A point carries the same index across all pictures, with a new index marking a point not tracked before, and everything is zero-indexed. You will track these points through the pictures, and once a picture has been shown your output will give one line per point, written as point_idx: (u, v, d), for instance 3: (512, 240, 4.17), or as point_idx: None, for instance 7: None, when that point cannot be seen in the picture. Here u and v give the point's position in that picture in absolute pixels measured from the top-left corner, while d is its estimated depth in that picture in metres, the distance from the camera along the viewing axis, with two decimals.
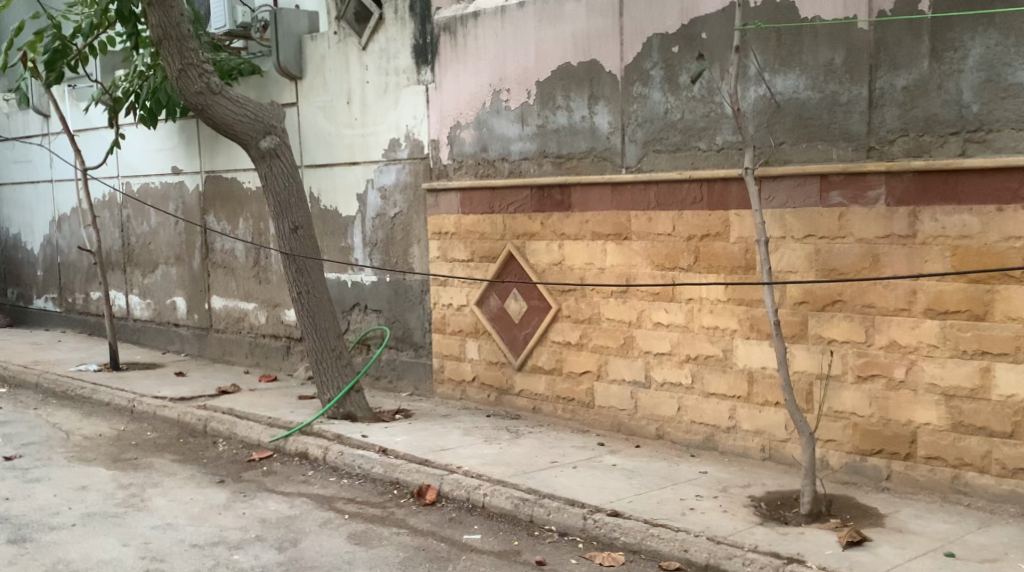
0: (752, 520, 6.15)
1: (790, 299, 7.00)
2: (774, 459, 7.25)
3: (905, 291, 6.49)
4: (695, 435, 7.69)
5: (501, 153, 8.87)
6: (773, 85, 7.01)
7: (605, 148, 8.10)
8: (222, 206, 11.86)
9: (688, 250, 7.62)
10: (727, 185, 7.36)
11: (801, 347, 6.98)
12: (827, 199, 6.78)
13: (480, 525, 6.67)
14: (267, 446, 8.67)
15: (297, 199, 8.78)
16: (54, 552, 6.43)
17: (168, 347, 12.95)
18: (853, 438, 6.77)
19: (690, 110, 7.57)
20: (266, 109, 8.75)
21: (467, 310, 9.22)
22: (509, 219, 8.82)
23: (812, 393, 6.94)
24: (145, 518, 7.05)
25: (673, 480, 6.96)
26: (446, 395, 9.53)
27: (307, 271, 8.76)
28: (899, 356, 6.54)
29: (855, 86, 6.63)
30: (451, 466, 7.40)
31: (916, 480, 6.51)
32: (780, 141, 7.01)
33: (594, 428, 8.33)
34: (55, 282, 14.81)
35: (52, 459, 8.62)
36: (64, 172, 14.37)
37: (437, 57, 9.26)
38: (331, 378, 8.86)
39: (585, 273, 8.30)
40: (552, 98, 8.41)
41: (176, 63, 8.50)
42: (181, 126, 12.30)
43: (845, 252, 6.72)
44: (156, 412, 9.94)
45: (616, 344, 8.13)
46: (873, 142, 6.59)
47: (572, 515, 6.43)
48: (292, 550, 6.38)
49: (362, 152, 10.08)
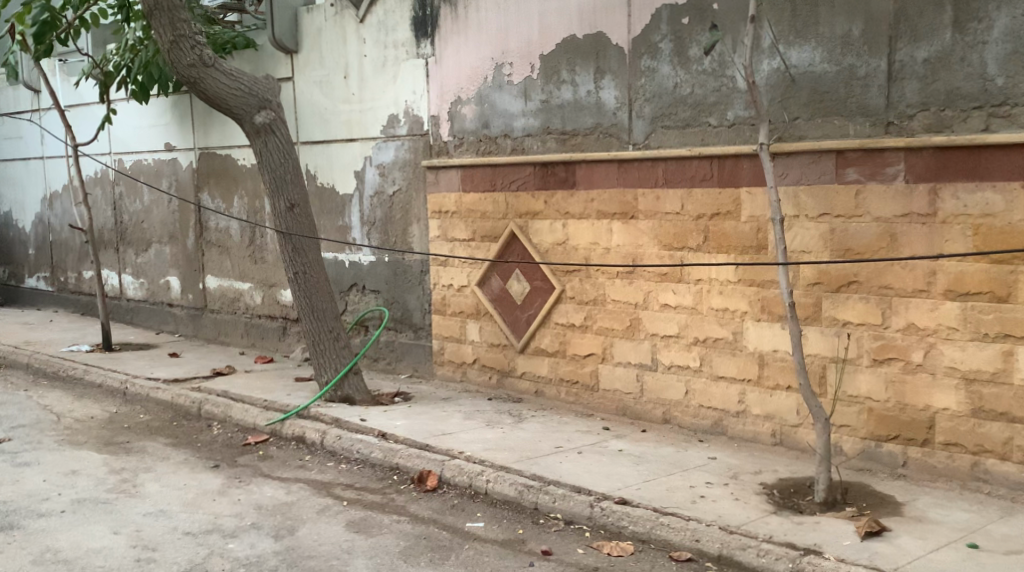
0: (765, 508, 5.94)
1: (803, 280, 6.77)
2: (786, 444, 7.04)
3: (924, 271, 6.26)
4: (704, 420, 7.47)
5: (504, 129, 8.61)
6: (788, 58, 6.76)
7: (611, 124, 7.85)
8: (216, 183, 11.60)
9: (698, 230, 7.38)
10: (738, 162, 7.13)
11: (814, 329, 6.76)
12: (843, 176, 6.54)
13: (483, 513, 6.46)
14: (263, 430, 8.45)
15: (293, 176, 8.52)
16: (42, 540, 6.21)
17: (162, 327, 12.71)
18: (868, 423, 6.56)
19: (700, 84, 7.32)
20: (261, 83, 8.48)
21: (468, 290, 8.99)
22: (511, 198, 8.57)
23: (826, 376, 6.72)
24: (137, 504, 6.83)
25: (682, 467, 6.74)
26: (446, 378, 9.31)
27: (304, 250, 8.52)
28: (917, 339, 6.33)
29: (874, 58, 6.39)
30: (452, 452, 7.18)
31: (933, 467, 6.30)
32: (794, 116, 6.77)
33: (598, 412, 8.12)
34: (46, 261, 14.57)
35: (42, 442, 8.39)
36: (55, 149, 14.10)
37: (437, 30, 9.00)
38: (328, 361, 8.64)
39: (589, 253, 8.07)
40: (557, 72, 8.16)
41: (167, 35, 8.25)
42: (174, 101, 12.02)
43: (862, 232, 6.49)
44: (149, 394, 9.71)
45: (622, 326, 7.91)
46: (891, 117, 6.35)
47: (578, 503, 6.21)
48: (289, 538, 6.17)
49: (360, 129, 9.82)
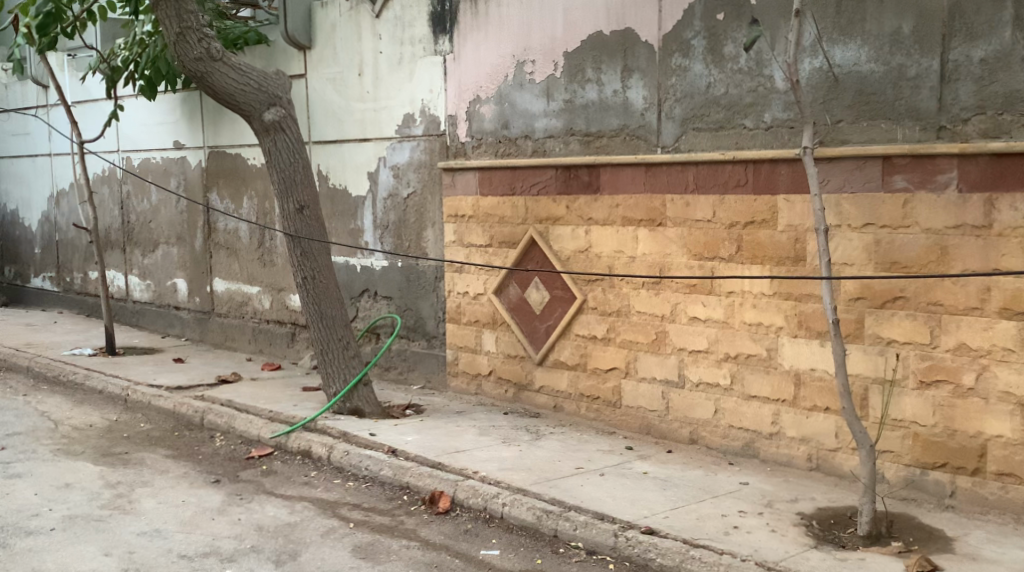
0: (804, 542, 5.50)
1: (845, 294, 6.33)
2: (823, 470, 6.59)
3: (977, 288, 5.82)
4: (733, 441, 7.03)
5: (524, 129, 8.19)
6: (831, 57, 6.33)
7: (639, 126, 7.42)
8: (226, 183, 11.22)
9: (730, 239, 6.95)
10: (775, 168, 6.69)
11: (856, 347, 6.31)
12: (890, 184, 6.11)
13: (498, 540, 6.03)
14: (268, 443, 8.03)
15: (303, 176, 8.12)
16: (28, 561, 5.82)
17: (169, 330, 12.35)
18: (913, 449, 6.12)
19: (735, 84, 6.89)
20: (271, 79, 8.07)
21: (484, 299, 8.58)
22: (531, 203, 8.15)
23: (869, 398, 6.27)
24: (131, 523, 6.43)
25: (712, 492, 6.30)
26: (460, 390, 8.89)
27: (314, 254, 8.11)
28: (968, 361, 5.88)
29: (926, 57, 5.96)
30: (466, 471, 6.76)
31: (984, 498, 5.85)
32: (837, 118, 6.34)
33: (620, 429, 7.68)
34: (52, 261, 14.22)
35: (36, 452, 8.00)
36: (63, 146, 13.75)
37: (456, 25, 8.58)
38: (337, 370, 8.22)
39: (613, 262, 7.63)
40: (582, 71, 7.74)
41: (174, 26, 7.84)
42: (183, 98, 11.64)
43: (909, 243, 6.05)
44: (151, 402, 9.32)
45: (648, 340, 7.47)
46: (943, 121, 5.92)
47: (601, 531, 5.78)
48: (290, 564, 5.75)
49: (374, 128, 9.42)
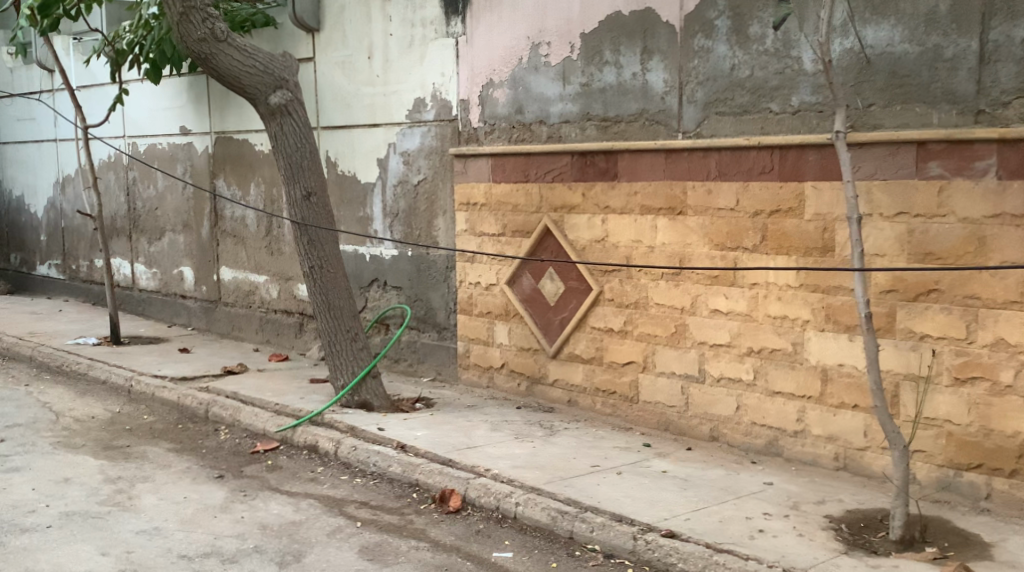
0: (834, 548, 5.22)
1: (875, 287, 6.04)
2: (851, 470, 6.31)
3: (1017, 281, 5.53)
4: (756, 439, 6.76)
5: (539, 114, 7.91)
6: (863, 38, 6.04)
7: (659, 110, 7.14)
8: (233, 169, 10.96)
9: (754, 228, 6.66)
10: (802, 154, 6.40)
11: (887, 342, 6.03)
12: (924, 171, 5.81)
13: (512, 541, 5.77)
14: (273, 437, 7.78)
15: (310, 162, 7.86)
16: (22, 560, 5.58)
17: (175, 319, 12.11)
18: (946, 449, 5.84)
19: (760, 66, 6.59)
20: (277, 60, 7.81)
21: (497, 289, 8.31)
22: (545, 190, 7.87)
23: (900, 396, 5.99)
24: (130, 520, 6.19)
25: (734, 493, 6.03)
26: (472, 382, 8.64)
27: (320, 243, 7.85)
28: (1006, 356, 5.60)
29: (964, 37, 5.67)
30: (477, 469, 6.50)
31: (1022, 502, 5.57)
32: (869, 102, 6.05)
33: (637, 425, 7.41)
34: (58, 248, 13.99)
35: (35, 445, 7.76)
36: (68, 132, 13.52)
37: (469, 6, 8.30)
38: (345, 363, 7.96)
39: (631, 251, 7.35)
40: (599, 53, 7.45)
41: (177, 6, 7.49)
42: (190, 82, 11.39)
43: (944, 233, 5.76)
44: (154, 393, 9.08)
45: (667, 333, 7.19)
46: (982, 105, 5.63)
47: (620, 534, 5.52)
48: (294, 566, 5.51)
49: (384, 114, 9.15)
